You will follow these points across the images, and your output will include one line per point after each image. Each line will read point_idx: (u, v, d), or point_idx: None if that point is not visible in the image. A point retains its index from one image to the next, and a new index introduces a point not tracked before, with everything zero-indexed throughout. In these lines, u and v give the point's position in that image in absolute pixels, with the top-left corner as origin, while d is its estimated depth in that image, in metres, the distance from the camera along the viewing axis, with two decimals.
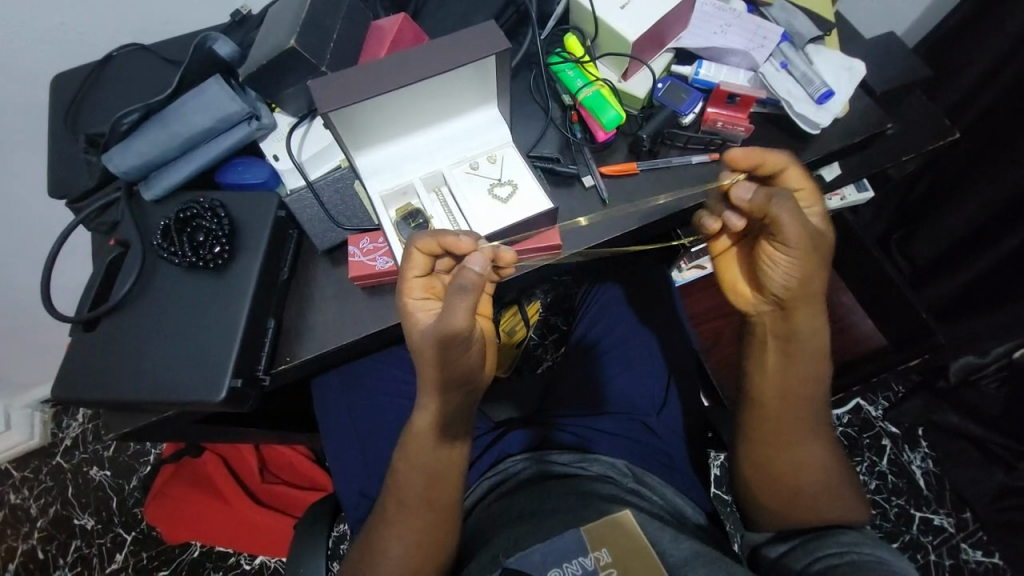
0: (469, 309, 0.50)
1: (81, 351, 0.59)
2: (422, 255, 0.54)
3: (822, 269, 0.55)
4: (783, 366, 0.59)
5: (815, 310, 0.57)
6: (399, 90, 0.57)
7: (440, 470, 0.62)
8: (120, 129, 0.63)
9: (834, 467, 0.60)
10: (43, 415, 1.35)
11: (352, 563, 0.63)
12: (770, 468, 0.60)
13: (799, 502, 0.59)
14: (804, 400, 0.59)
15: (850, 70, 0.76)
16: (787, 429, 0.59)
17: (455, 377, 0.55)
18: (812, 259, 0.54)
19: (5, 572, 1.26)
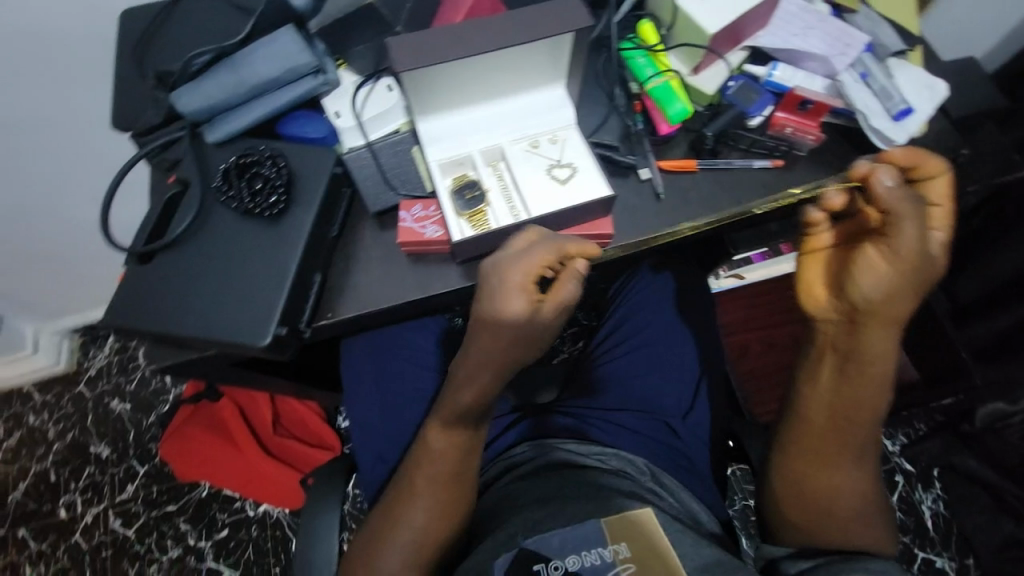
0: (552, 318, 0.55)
1: (134, 282, 0.60)
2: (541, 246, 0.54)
3: (915, 296, 0.52)
4: (837, 386, 0.56)
5: (892, 333, 0.53)
6: (472, 58, 0.56)
7: (464, 442, 0.62)
8: (190, 69, 0.64)
9: (871, 496, 0.59)
10: (71, 342, 1.39)
11: (373, 526, 0.64)
12: (803, 486, 0.59)
13: (828, 524, 0.58)
14: (855, 426, 0.57)
15: (932, 89, 0.72)
16: (828, 451, 0.58)
17: (502, 350, 0.55)
18: (909, 276, 0.51)
19: (18, 488, 1.32)
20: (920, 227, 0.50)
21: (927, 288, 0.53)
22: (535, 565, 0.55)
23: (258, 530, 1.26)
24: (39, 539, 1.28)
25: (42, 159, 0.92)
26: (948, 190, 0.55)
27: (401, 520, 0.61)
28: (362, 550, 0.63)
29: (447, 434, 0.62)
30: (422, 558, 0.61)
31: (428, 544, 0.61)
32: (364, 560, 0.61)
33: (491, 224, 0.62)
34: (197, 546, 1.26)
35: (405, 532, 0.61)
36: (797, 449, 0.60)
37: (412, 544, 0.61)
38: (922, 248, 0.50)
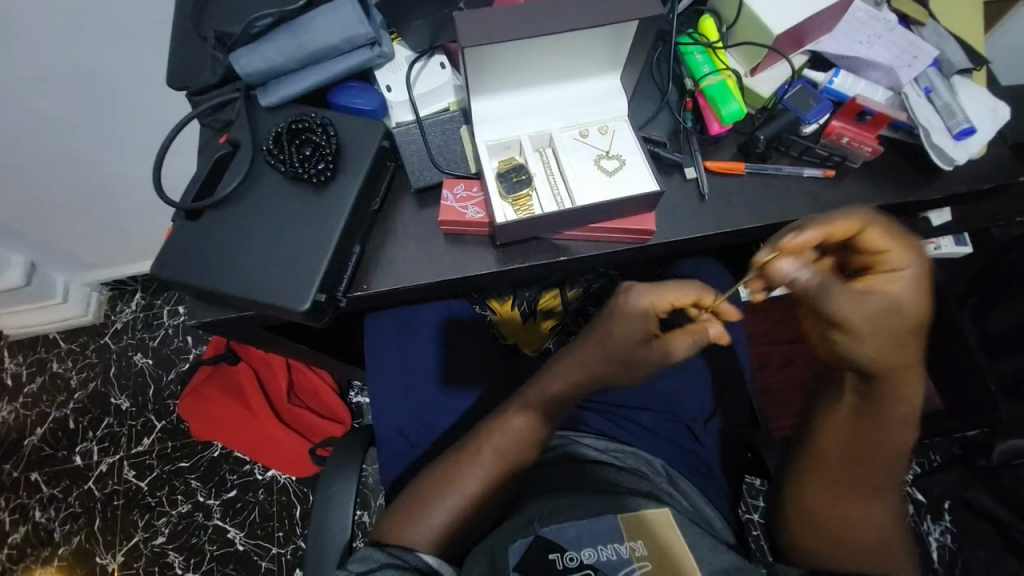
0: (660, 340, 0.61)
1: (181, 237, 0.62)
2: (698, 294, 0.59)
3: (908, 343, 0.48)
4: (858, 423, 0.54)
5: (915, 374, 0.51)
6: (532, 40, 0.56)
7: (539, 426, 0.66)
8: (251, 32, 0.64)
9: (893, 527, 0.58)
10: (99, 296, 1.43)
11: (397, 502, 0.65)
12: (819, 510, 0.58)
13: (850, 549, 0.57)
14: (877, 463, 0.56)
15: (995, 112, 0.69)
16: (855, 477, 0.57)
17: (602, 356, 0.63)
18: (874, 343, 0.48)
19: (35, 432, 1.37)
20: (856, 307, 0.46)
21: (917, 323, 0.48)
22: (551, 553, 0.55)
23: (265, 494, 1.29)
24: (52, 484, 1.32)
25: (90, 112, 0.94)
26: (887, 233, 0.48)
27: (433, 501, 0.62)
28: (391, 520, 0.63)
29: (527, 412, 0.66)
30: (447, 540, 0.62)
31: (455, 527, 0.62)
32: (392, 529, 0.62)
33: (534, 209, 0.62)
34: (206, 503, 1.29)
35: (434, 515, 0.62)
36: (814, 477, 0.58)
37: (438, 528, 0.61)
38: (873, 320, 0.47)
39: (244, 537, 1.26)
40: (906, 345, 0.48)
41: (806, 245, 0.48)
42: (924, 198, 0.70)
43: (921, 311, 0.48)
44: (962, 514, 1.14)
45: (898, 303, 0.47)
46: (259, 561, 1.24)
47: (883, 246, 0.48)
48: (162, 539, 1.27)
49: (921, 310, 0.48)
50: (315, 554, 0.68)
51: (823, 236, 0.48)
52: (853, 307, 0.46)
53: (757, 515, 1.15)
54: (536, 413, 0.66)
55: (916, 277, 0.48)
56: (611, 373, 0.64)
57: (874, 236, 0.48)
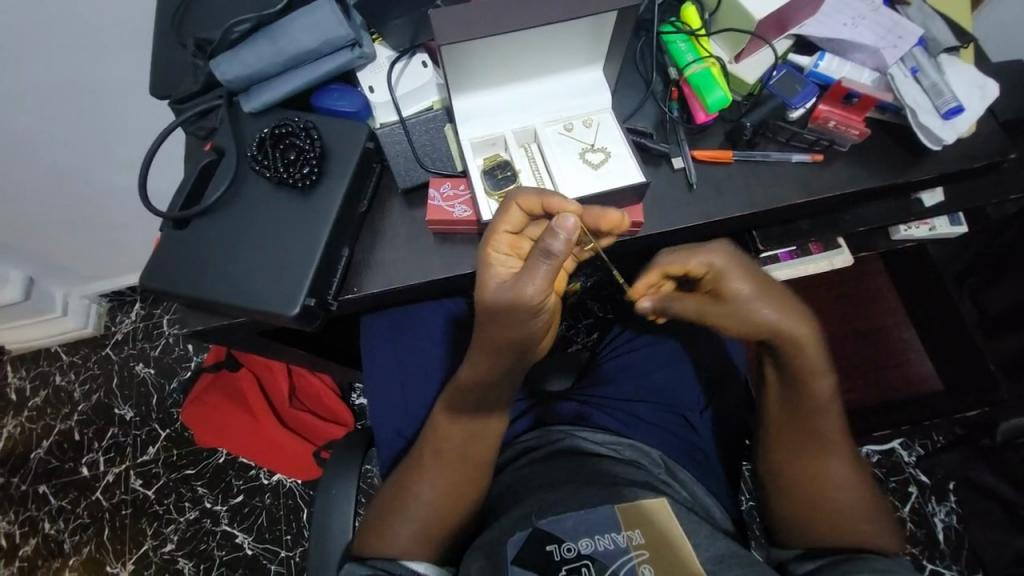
0: (543, 279, 0.48)
1: (171, 247, 0.62)
2: (520, 208, 0.52)
3: (773, 308, 0.55)
4: (786, 393, 0.60)
5: (804, 326, 0.56)
6: (510, 34, 0.56)
7: (476, 427, 0.65)
8: (231, 37, 0.64)
9: (859, 487, 0.60)
10: (99, 307, 1.43)
11: (380, 503, 0.66)
12: (790, 485, 0.61)
13: (820, 520, 0.59)
14: (817, 423, 0.59)
15: (983, 89, 0.68)
16: (800, 443, 0.60)
17: (503, 338, 0.53)
18: (737, 324, 0.56)
19: (40, 445, 1.37)
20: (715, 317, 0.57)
21: (765, 289, 0.56)
22: (548, 545, 0.55)
23: (271, 498, 1.30)
24: (60, 495, 1.33)
25: (79, 125, 0.94)
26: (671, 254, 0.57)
27: (401, 506, 0.64)
28: (370, 531, 0.64)
29: (454, 416, 0.64)
30: (428, 540, 0.62)
31: (436, 524, 0.63)
32: (371, 539, 0.63)
33: None
34: (214, 509, 1.30)
35: (405, 519, 0.63)
36: (775, 454, 0.62)
37: (424, 522, 0.62)
38: (733, 318, 0.56)
39: (253, 541, 1.27)
40: (763, 318, 0.55)
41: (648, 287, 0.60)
42: (913, 179, 0.70)
43: (751, 288, 0.55)
44: (966, 495, 1.13)
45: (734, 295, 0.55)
46: (268, 564, 1.25)
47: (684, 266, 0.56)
48: (171, 546, 1.28)
49: (748, 283, 0.55)
50: (319, 555, 0.69)
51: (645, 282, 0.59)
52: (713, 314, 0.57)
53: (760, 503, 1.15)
54: (470, 414, 0.64)
55: (726, 268, 0.55)
56: (523, 347, 0.55)
57: (671, 265, 0.56)
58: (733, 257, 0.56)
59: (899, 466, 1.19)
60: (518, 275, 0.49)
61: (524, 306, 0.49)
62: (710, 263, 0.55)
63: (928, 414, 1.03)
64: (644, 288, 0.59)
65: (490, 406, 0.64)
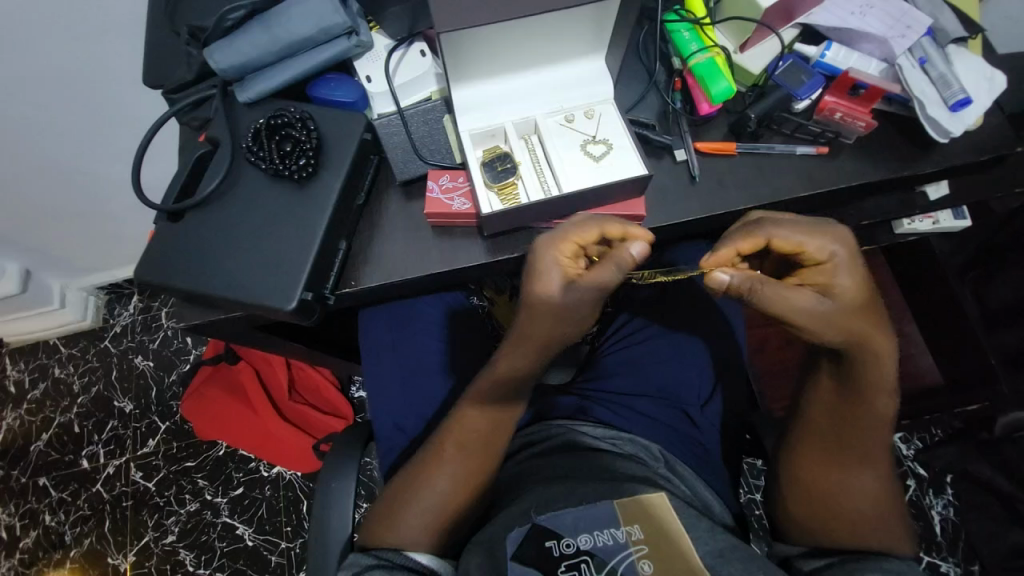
0: (603, 288, 0.53)
1: (166, 239, 0.61)
2: (602, 228, 0.53)
3: (861, 311, 0.52)
4: (839, 397, 0.57)
5: (882, 337, 0.53)
6: (510, 23, 0.55)
7: (501, 417, 0.65)
8: (224, 25, 0.62)
9: (883, 494, 0.59)
10: (97, 300, 1.43)
11: (386, 497, 0.65)
12: (809, 486, 0.60)
13: (839, 523, 0.58)
14: (857, 433, 0.57)
15: (991, 81, 0.67)
16: (841, 449, 0.58)
17: (544, 333, 0.57)
18: (821, 322, 0.50)
19: (40, 438, 1.37)
20: (810, 306, 0.50)
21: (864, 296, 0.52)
22: (548, 541, 0.55)
23: (272, 491, 1.30)
24: (61, 487, 1.34)
25: (72, 116, 0.92)
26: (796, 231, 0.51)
27: (412, 500, 0.63)
28: (378, 515, 0.65)
29: (484, 408, 0.64)
30: (430, 531, 0.62)
31: (443, 520, 0.63)
32: (381, 528, 0.63)
33: (521, 198, 0.61)
34: (214, 501, 1.30)
35: (413, 512, 0.62)
36: (803, 453, 0.61)
37: (432, 518, 0.62)
38: (826, 315, 0.50)
39: (254, 533, 1.27)
40: (855, 323, 0.51)
41: (734, 256, 0.53)
42: (919, 172, 0.69)
43: (858, 290, 0.51)
44: (964, 488, 1.14)
45: (840, 290, 0.51)
46: (268, 556, 1.26)
47: (800, 246, 0.51)
48: (172, 537, 1.28)
49: (845, 283, 0.51)
50: (318, 548, 0.69)
51: (734, 251, 0.52)
52: (813, 305, 0.50)
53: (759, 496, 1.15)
54: (499, 404, 0.64)
55: (844, 260, 0.51)
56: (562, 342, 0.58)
57: (783, 241, 0.51)
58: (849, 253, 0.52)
59: (898, 459, 1.19)
60: (584, 280, 0.52)
61: (575, 313, 0.54)
62: (832, 249, 0.50)
63: (928, 408, 1.03)
64: (728, 256, 0.52)
65: (518, 400, 0.65)
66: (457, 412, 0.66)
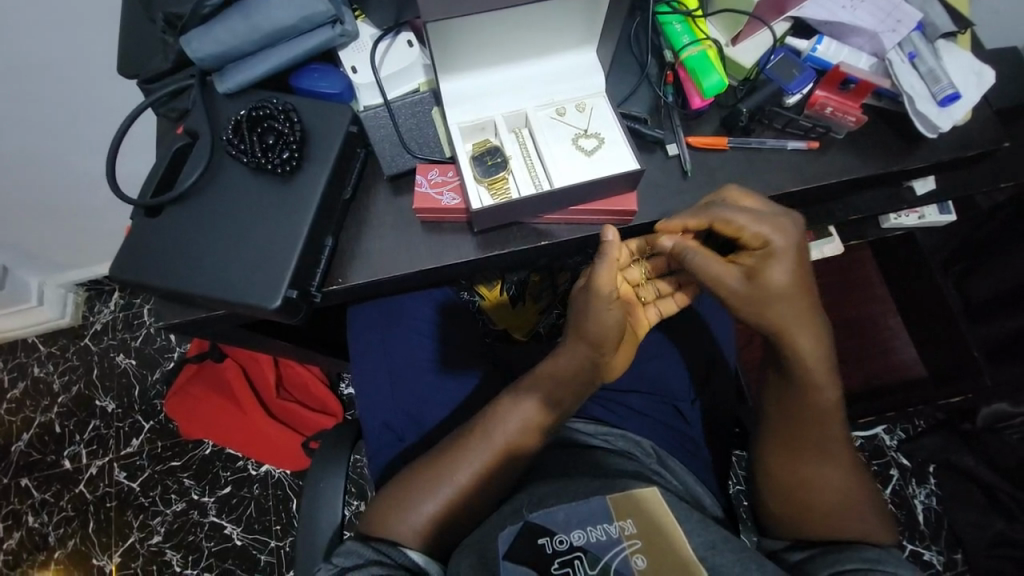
0: (606, 274, 0.56)
1: (144, 234, 0.59)
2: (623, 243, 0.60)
3: (797, 306, 0.55)
4: (788, 392, 0.60)
5: (812, 330, 0.57)
6: (497, 13, 0.53)
7: (538, 419, 0.65)
8: (202, 12, 0.60)
9: (857, 487, 0.60)
10: (76, 296, 1.38)
11: (381, 498, 0.64)
12: (785, 480, 0.61)
13: (815, 516, 0.59)
14: (812, 427, 0.59)
15: (979, 76, 0.67)
16: (800, 439, 0.60)
17: (580, 330, 0.61)
18: (737, 301, 0.56)
19: (20, 438, 1.34)
20: (732, 284, 0.55)
21: (800, 291, 0.55)
22: (541, 538, 0.54)
23: (260, 489, 1.28)
24: (43, 488, 1.30)
25: (45, 106, 0.88)
26: (740, 217, 0.54)
27: (403, 502, 0.62)
28: (374, 512, 0.63)
29: (519, 401, 0.66)
30: (424, 532, 0.61)
31: (434, 521, 0.61)
32: (376, 522, 0.62)
33: (511, 193, 0.60)
34: (201, 501, 1.28)
35: (409, 512, 0.61)
36: (772, 451, 0.62)
37: (426, 521, 0.61)
38: (744, 298, 0.55)
39: (242, 532, 1.26)
40: (775, 313, 0.55)
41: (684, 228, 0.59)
42: (908, 168, 0.69)
43: (787, 281, 0.54)
44: (946, 477, 1.16)
45: (766, 278, 0.54)
46: (258, 555, 1.24)
47: (737, 232, 0.54)
48: (158, 538, 1.26)
49: (774, 274, 0.54)
50: (306, 549, 0.68)
51: (684, 225, 0.58)
52: (729, 285, 0.55)
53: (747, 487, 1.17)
54: (546, 403, 0.66)
55: (777, 251, 0.54)
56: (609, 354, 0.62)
57: (724, 223, 0.55)
58: (797, 245, 0.55)
59: (882, 450, 1.21)
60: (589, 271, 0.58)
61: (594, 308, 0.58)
62: (769, 237, 0.54)
63: (914, 400, 1.04)
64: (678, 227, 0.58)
65: (577, 399, 0.66)
66: (490, 411, 0.66)
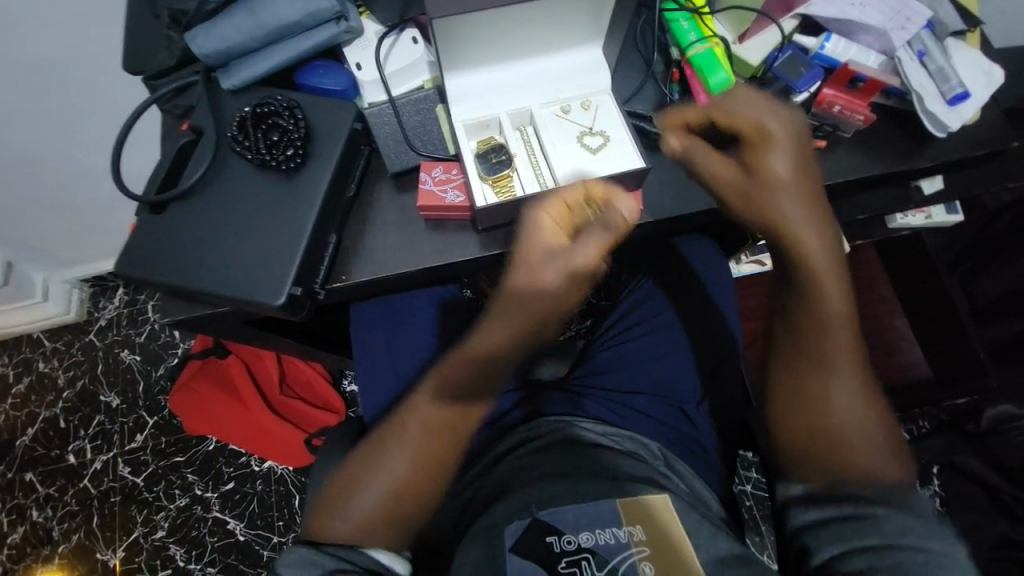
0: (597, 247, 0.48)
1: (148, 231, 0.59)
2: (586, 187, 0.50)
3: (802, 199, 0.52)
4: (798, 297, 0.54)
5: (822, 229, 0.52)
6: (504, 10, 0.53)
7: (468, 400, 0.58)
8: (206, 8, 0.60)
9: (874, 416, 0.53)
10: (81, 292, 1.39)
11: (321, 500, 0.61)
12: (794, 407, 0.55)
13: (828, 454, 0.53)
14: (824, 334, 0.54)
15: (989, 75, 0.66)
16: (814, 353, 0.54)
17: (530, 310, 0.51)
18: (736, 198, 0.53)
19: (25, 433, 1.35)
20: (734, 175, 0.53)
21: (802, 185, 0.52)
22: (549, 537, 0.55)
23: (263, 485, 1.29)
24: (47, 483, 1.31)
25: (52, 103, 0.89)
26: (738, 104, 0.53)
27: (356, 490, 0.58)
28: (315, 514, 0.60)
29: (445, 387, 0.58)
30: (368, 527, 0.58)
31: (391, 503, 0.58)
32: (316, 521, 0.59)
33: (515, 191, 0.60)
34: (204, 496, 1.29)
35: (362, 499, 0.58)
36: (780, 379, 0.56)
37: (366, 517, 0.58)
38: (742, 193, 0.53)
39: (245, 528, 1.26)
40: (775, 208, 0.52)
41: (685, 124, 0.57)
42: (916, 167, 0.68)
43: (786, 172, 0.51)
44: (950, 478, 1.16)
45: (767, 168, 0.52)
46: (260, 550, 1.25)
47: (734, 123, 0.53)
48: (162, 533, 1.27)
49: (773, 160, 0.51)
50: None
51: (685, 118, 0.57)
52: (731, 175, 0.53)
53: (752, 486, 1.17)
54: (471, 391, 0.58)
55: (777, 138, 0.51)
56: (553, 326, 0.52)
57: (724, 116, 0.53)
58: (794, 136, 0.52)
59: None
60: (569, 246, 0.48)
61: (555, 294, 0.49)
62: (765, 123, 0.52)
63: (919, 401, 1.04)
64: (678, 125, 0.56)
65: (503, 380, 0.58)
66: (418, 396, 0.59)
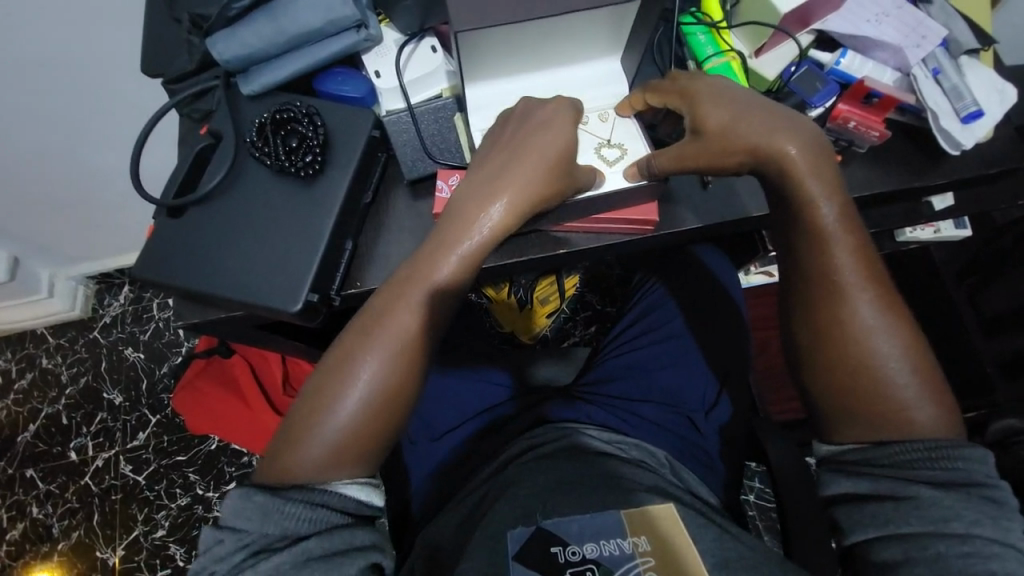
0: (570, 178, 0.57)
1: (165, 234, 0.60)
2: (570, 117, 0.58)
3: (764, 127, 0.54)
4: (800, 228, 0.56)
5: (793, 146, 0.54)
6: (526, 24, 0.53)
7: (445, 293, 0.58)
8: (228, 14, 0.60)
9: (893, 332, 0.54)
10: (86, 290, 1.39)
11: (278, 438, 0.55)
12: (817, 352, 0.56)
13: (861, 391, 0.53)
14: (828, 262, 0.55)
15: (1002, 94, 0.66)
16: (825, 285, 0.55)
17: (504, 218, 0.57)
18: (702, 151, 0.55)
19: (26, 430, 1.35)
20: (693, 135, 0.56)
21: (757, 118, 0.55)
22: (552, 547, 0.55)
23: None
24: (48, 479, 1.31)
25: (66, 102, 0.89)
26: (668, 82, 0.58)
27: (318, 420, 0.53)
28: (276, 455, 0.54)
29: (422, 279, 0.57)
30: (349, 456, 0.54)
31: (367, 421, 0.55)
32: (278, 463, 0.53)
33: None
34: (205, 496, 1.28)
35: (325, 429, 0.53)
36: (810, 339, 0.56)
37: (343, 440, 0.53)
38: (707, 144, 0.55)
39: None
40: (738, 143, 0.55)
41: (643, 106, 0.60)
42: (929, 184, 0.68)
43: (723, 119, 0.55)
44: None
45: (714, 119, 0.55)
46: None
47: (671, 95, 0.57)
48: (162, 532, 1.27)
49: (713, 107, 0.55)
50: None
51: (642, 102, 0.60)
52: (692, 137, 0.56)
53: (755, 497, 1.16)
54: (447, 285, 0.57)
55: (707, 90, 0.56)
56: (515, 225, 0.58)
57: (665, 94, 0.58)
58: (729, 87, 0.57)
59: None
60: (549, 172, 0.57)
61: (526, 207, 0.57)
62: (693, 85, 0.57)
63: None
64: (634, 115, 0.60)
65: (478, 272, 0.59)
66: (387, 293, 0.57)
